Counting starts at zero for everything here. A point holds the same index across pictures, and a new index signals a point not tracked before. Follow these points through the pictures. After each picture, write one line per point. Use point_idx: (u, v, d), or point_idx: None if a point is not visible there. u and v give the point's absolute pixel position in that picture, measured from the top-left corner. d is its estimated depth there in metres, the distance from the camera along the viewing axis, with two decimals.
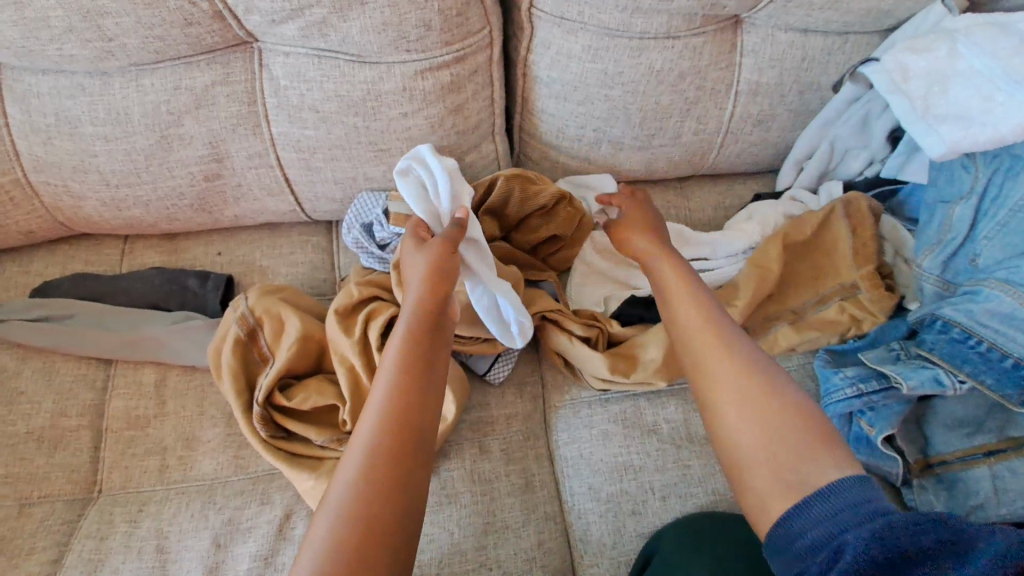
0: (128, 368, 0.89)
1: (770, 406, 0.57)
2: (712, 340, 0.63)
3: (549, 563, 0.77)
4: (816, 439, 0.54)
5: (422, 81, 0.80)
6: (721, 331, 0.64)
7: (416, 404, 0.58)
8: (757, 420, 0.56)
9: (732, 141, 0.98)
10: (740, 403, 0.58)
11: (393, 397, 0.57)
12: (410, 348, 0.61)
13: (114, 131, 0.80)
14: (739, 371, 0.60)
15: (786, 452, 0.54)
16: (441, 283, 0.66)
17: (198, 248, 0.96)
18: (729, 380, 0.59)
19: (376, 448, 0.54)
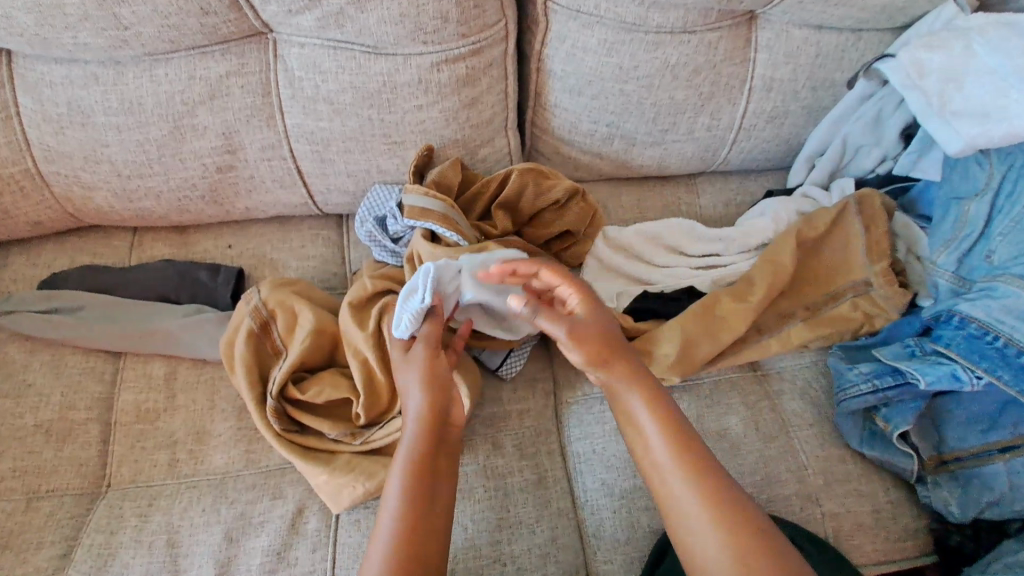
0: (137, 361, 0.88)
1: (726, 517, 0.59)
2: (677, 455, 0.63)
3: (563, 559, 0.77)
4: (775, 559, 0.56)
5: (438, 73, 0.80)
6: (679, 439, 0.64)
7: (430, 498, 0.63)
8: (715, 531, 0.58)
9: (744, 137, 0.98)
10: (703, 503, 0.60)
11: (410, 512, 0.60)
12: (419, 464, 0.64)
13: (126, 121, 0.80)
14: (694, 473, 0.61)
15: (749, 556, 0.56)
16: (439, 394, 0.69)
17: (208, 241, 0.96)
18: (688, 489, 0.61)
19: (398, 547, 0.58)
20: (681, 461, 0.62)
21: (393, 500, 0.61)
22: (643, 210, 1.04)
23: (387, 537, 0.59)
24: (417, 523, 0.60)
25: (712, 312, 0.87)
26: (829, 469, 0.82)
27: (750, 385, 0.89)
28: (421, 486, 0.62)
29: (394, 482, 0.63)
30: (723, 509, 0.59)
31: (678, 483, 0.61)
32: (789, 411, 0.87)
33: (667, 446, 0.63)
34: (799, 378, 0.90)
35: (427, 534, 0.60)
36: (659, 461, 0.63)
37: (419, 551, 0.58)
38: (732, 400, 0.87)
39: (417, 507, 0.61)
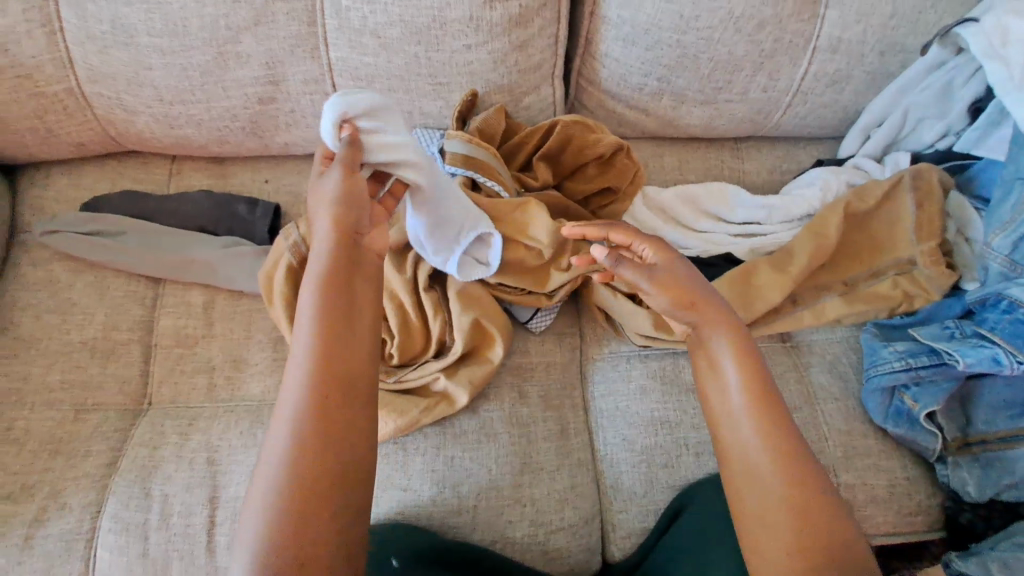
0: (178, 288, 0.90)
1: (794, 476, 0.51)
2: (750, 415, 0.54)
3: (580, 505, 0.80)
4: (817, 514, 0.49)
5: (490, 12, 0.77)
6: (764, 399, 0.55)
7: (345, 367, 0.49)
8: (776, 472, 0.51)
9: (801, 101, 0.94)
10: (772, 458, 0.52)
11: (317, 354, 0.49)
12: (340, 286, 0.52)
13: (170, 44, 0.77)
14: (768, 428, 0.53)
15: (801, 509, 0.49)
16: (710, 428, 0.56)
17: (246, 174, 0.96)
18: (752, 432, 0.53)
19: (304, 426, 0.46)
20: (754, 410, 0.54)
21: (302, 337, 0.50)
22: (684, 171, 1.02)
23: (288, 412, 0.47)
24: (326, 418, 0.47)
25: (749, 281, 0.86)
26: (849, 442, 0.82)
27: (778, 355, 0.89)
28: (321, 435, 0.46)
29: (294, 364, 0.49)
30: (794, 485, 0.51)
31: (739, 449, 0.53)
32: (815, 383, 0.87)
33: (750, 423, 0.53)
34: (829, 352, 0.90)
35: (316, 544, 0.43)
36: (739, 402, 0.55)
37: (335, 443, 0.47)
38: None
39: (303, 488, 0.44)
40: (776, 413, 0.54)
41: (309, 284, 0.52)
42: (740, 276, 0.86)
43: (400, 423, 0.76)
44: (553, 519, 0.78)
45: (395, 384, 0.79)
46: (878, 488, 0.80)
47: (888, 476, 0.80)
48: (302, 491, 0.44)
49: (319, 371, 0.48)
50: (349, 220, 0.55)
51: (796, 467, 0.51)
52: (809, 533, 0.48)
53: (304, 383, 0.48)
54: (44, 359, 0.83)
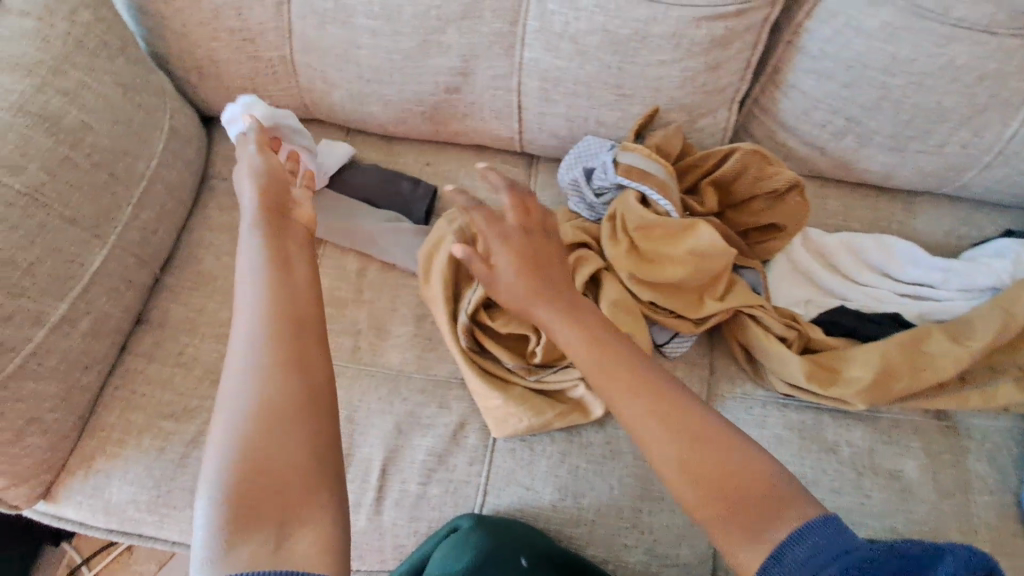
0: (335, 251, 0.95)
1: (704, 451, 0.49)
2: (647, 406, 0.52)
3: (698, 545, 0.76)
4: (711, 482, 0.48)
5: (696, 30, 0.75)
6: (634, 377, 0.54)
7: (286, 291, 0.53)
8: (691, 447, 0.50)
9: (1002, 163, 0.86)
10: (671, 434, 0.51)
11: (264, 273, 0.54)
12: (265, 220, 0.59)
13: (382, 27, 0.83)
14: (654, 398, 0.53)
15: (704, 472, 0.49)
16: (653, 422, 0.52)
17: (410, 155, 1.00)
18: (640, 416, 0.52)
19: (263, 339, 0.49)
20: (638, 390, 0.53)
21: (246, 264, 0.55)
22: (848, 218, 0.96)
23: (238, 335, 0.50)
24: (276, 334, 0.50)
25: (918, 348, 0.80)
26: (1005, 542, 0.75)
27: (934, 434, 0.82)
28: (293, 377, 0.48)
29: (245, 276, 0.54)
30: (721, 466, 0.49)
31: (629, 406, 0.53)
32: (972, 471, 0.79)
33: (655, 420, 0.51)
34: (992, 441, 0.82)
35: (285, 472, 0.45)
36: (568, 347, 0.58)
37: (298, 359, 0.49)
38: (909, 442, 0.81)
39: (274, 422, 0.46)
40: (628, 363, 0.55)
41: (251, 240, 0.57)
42: (908, 339, 0.80)
43: (536, 421, 0.77)
44: (670, 552, 0.75)
45: (533, 381, 0.80)
46: None
47: None
48: (262, 415, 0.46)
49: (276, 315, 0.51)
50: (278, 193, 0.62)
51: (720, 448, 0.50)
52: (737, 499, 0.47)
53: (262, 323, 0.50)
54: (217, 297, 0.91)
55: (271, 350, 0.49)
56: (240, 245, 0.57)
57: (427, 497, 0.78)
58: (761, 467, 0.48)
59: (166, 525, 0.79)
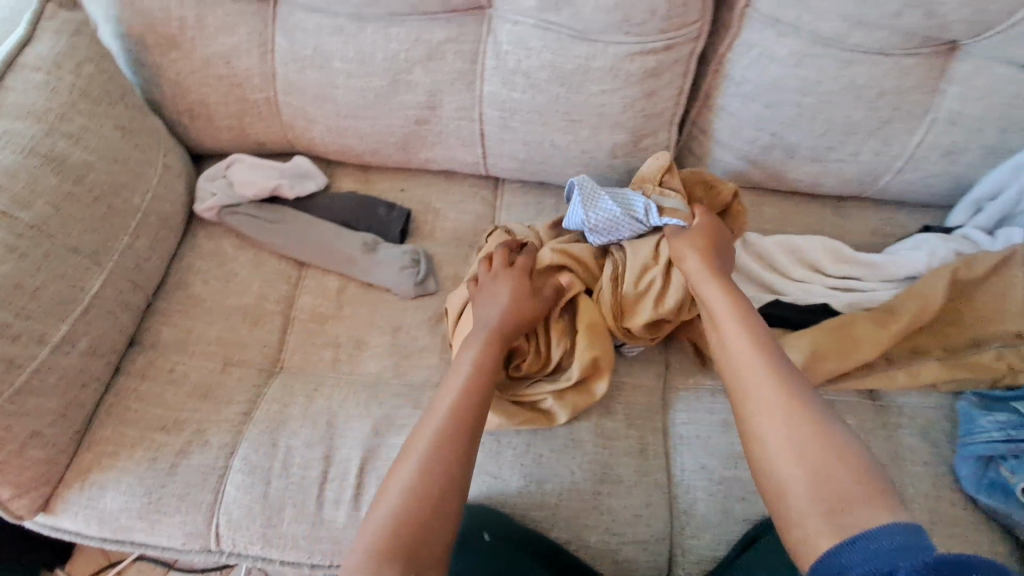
0: (318, 272, 1.03)
1: (838, 450, 0.56)
2: (787, 402, 0.61)
3: (653, 523, 0.85)
4: (864, 482, 0.54)
5: (630, 63, 0.86)
6: (776, 374, 0.64)
7: (473, 407, 0.69)
8: (835, 458, 0.56)
9: (911, 168, 0.97)
10: (806, 437, 0.58)
11: (460, 400, 0.70)
12: (502, 354, 0.78)
13: (356, 69, 0.93)
14: (785, 406, 0.61)
15: (838, 465, 0.55)
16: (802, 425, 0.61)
17: (385, 182, 1.10)
18: (776, 429, 0.60)
19: (442, 441, 0.65)
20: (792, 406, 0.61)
21: (446, 401, 0.70)
22: (784, 222, 1.06)
23: (418, 445, 0.65)
24: (441, 437, 0.65)
25: (845, 333, 0.89)
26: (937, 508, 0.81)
27: (867, 412, 0.89)
28: (452, 443, 0.65)
29: (444, 400, 0.70)
30: (860, 480, 0.54)
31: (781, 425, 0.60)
32: (904, 445, 0.86)
33: (796, 420, 0.59)
34: (921, 417, 0.88)
35: (418, 545, 0.57)
36: (746, 365, 0.66)
37: (456, 464, 0.63)
38: (845, 421, 0.89)
39: (417, 502, 0.59)
40: (780, 379, 0.63)
41: (470, 355, 0.77)
42: (833, 326, 0.89)
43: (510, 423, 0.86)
44: (627, 531, 0.84)
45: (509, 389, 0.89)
46: None
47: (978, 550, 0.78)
48: (416, 500, 0.59)
49: (459, 422, 0.67)
50: (510, 331, 0.82)
51: (837, 453, 0.56)
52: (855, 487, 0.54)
53: (441, 432, 0.66)
54: (207, 317, 0.98)
55: (439, 464, 0.62)
56: (451, 385, 0.72)
57: None
58: (901, 517, 0.51)
59: (154, 531, 0.83)
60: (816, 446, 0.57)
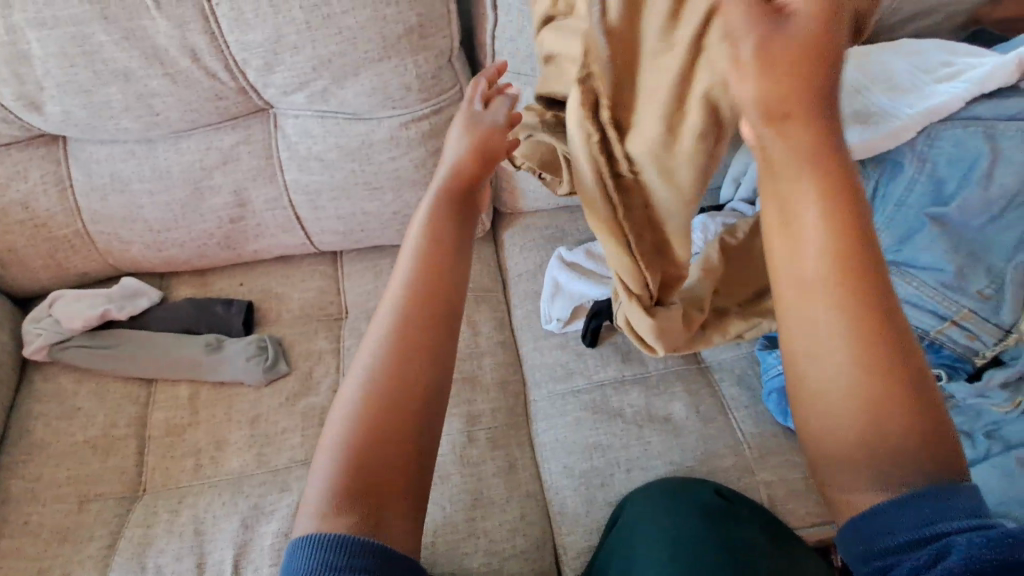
0: (167, 384, 1.03)
1: (883, 360, 0.42)
2: (844, 309, 0.42)
3: (531, 532, 0.90)
4: (916, 420, 0.41)
5: (406, 130, 0.97)
6: (856, 281, 0.42)
7: (416, 367, 0.52)
8: (851, 363, 0.42)
9: None
10: (851, 342, 0.42)
11: (381, 365, 0.51)
12: (419, 316, 0.54)
13: (157, 185, 0.98)
14: (861, 330, 0.42)
15: (896, 413, 0.41)
16: (806, 283, 0.43)
17: (224, 281, 1.13)
18: (841, 347, 0.42)
19: (370, 403, 0.50)
20: (845, 314, 0.42)
21: (363, 358, 0.53)
22: None
23: (333, 425, 0.50)
24: (386, 404, 0.50)
25: None
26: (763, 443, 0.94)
27: (693, 375, 1.02)
28: (390, 431, 0.49)
29: (374, 335, 0.53)
30: (882, 384, 0.41)
31: (918, 393, 0.41)
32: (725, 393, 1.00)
33: (845, 344, 0.42)
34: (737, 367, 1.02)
35: (380, 497, 0.47)
36: (797, 285, 0.44)
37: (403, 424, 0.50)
38: (675, 389, 1.00)
39: (379, 461, 0.48)
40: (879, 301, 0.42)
41: (393, 288, 0.56)
42: None
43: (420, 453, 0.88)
44: (506, 546, 0.89)
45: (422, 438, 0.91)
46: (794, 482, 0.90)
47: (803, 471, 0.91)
48: (353, 465, 0.47)
49: (387, 385, 0.51)
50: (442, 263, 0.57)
51: (921, 392, 0.42)
52: (921, 439, 0.41)
53: (369, 390, 0.50)
54: (52, 460, 0.95)
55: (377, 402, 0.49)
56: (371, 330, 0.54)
57: None
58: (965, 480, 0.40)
59: None
60: (849, 356, 0.42)
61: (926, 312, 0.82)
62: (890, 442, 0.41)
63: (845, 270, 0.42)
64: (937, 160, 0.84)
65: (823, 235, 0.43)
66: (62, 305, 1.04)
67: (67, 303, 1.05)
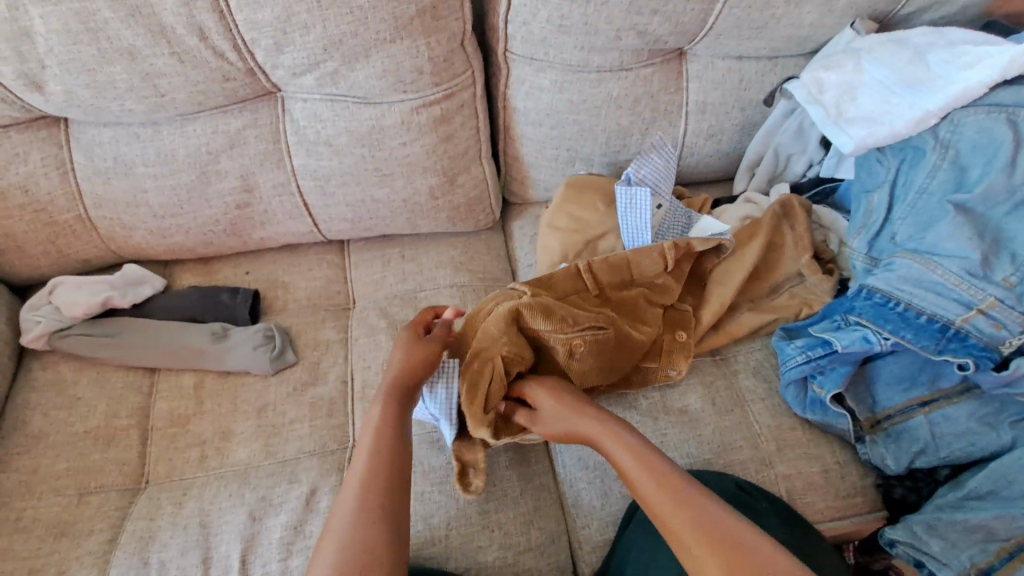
0: (171, 374, 1.00)
1: (714, 520, 0.61)
2: (683, 514, 0.63)
3: (546, 525, 0.88)
4: (723, 552, 0.58)
5: (418, 115, 0.95)
6: (698, 519, 0.61)
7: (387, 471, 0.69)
8: (707, 537, 0.59)
9: (689, 153, 1.12)
10: (704, 526, 0.61)
11: (370, 458, 0.70)
12: (392, 415, 0.75)
13: (161, 169, 0.95)
14: (708, 535, 0.60)
15: (724, 542, 0.59)
16: (675, 498, 0.64)
17: (229, 269, 1.11)
18: (691, 498, 0.64)
19: (366, 488, 0.67)
20: (704, 539, 0.59)
21: (363, 449, 0.71)
22: None
23: (347, 496, 0.66)
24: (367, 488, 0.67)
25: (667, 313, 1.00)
26: (780, 435, 0.90)
27: (708, 368, 0.98)
28: (377, 498, 0.66)
29: (362, 455, 0.71)
30: (722, 526, 0.60)
31: (751, 545, 0.58)
32: (743, 386, 0.96)
33: (710, 553, 0.58)
34: (752, 359, 0.99)
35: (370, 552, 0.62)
36: (663, 512, 0.64)
37: (385, 486, 0.67)
38: (691, 382, 0.97)
39: (367, 526, 0.63)
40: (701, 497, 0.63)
41: (379, 402, 0.77)
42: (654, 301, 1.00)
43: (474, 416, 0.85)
44: (520, 539, 0.87)
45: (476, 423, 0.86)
46: (814, 475, 0.87)
47: (822, 463, 0.88)
48: (353, 538, 0.62)
49: (374, 465, 0.69)
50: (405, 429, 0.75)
51: (719, 528, 0.60)
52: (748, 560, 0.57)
53: (359, 474, 0.68)
54: (51, 451, 0.92)
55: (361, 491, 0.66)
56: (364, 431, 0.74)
57: (290, 570, 0.81)
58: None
59: None
60: (707, 549, 0.59)
61: (952, 301, 0.81)
62: (744, 557, 0.57)
63: (674, 495, 0.64)
64: (958, 148, 0.86)
65: (666, 496, 0.65)
66: (63, 290, 1.02)
67: (68, 288, 1.02)
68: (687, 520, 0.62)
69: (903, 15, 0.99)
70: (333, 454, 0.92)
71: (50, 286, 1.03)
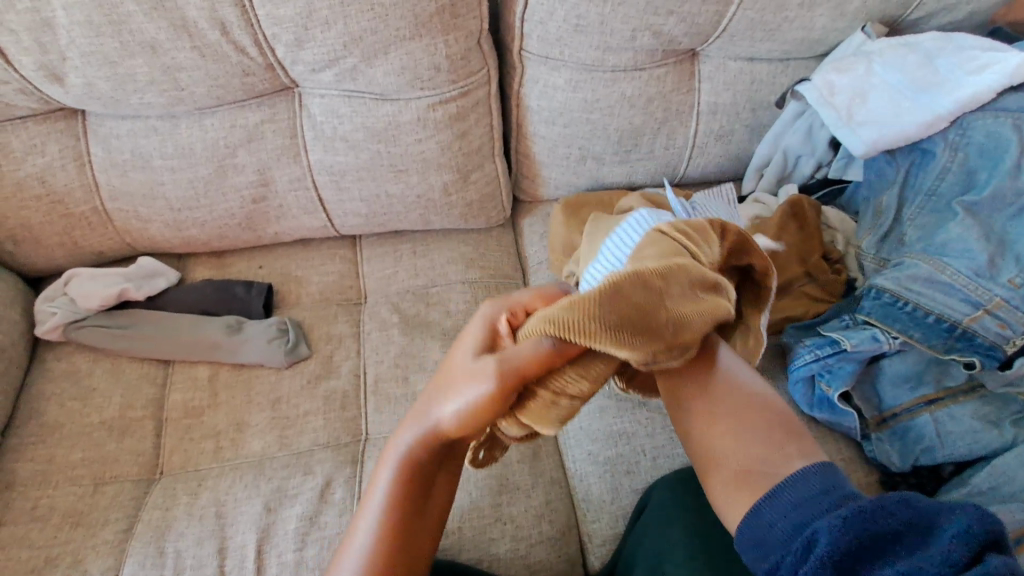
0: (185, 366, 1.01)
1: (746, 422, 0.58)
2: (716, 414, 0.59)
3: (557, 518, 0.90)
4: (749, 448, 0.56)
5: (433, 112, 0.96)
6: (735, 415, 0.59)
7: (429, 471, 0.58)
8: (734, 432, 0.57)
9: (698, 153, 1.13)
10: (735, 427, 0.58)
11: (413, 463, 0.57)
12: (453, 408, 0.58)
13: (179, 163, 0.96)
14: (738, 428, 0.58)
15: (752, 442, 0.56)
16: (709, 397, 0.61)
17: (242, 263, 1.12)
18: (730, 403, 0.60)
19: (400, 499, 0.56)
20: (731, 432, 0.57)
21: (404, 441, 0.58)
22: None
23: (381, 488, 0.57)
24: (406, 501, 0.57)
25: None
26: None
27: None
28: (419, 511, 0.57)
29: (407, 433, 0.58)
30: (754, 433, 0.57)
31: (777, 450, 0.56)
32: None
33: (734, 444, 0.56)
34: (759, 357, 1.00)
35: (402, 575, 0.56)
36: (694, 406, 0.61)
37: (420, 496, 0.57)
38: None
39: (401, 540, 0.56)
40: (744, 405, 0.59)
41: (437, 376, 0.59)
42: None
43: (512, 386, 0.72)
44: (531, 532, 0.88)
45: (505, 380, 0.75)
46: None
47: (827, 459, 0.89)
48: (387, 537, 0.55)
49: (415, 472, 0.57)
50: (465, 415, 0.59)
51: (760, 432, 0.57)
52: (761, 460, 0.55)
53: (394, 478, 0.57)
54: (67, 441, 0.93)
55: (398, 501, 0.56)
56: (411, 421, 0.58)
57: (306, 560, 0.82)
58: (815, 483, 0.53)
59: None
60: (734, 439, 0.57)
61: (960, 301, 0.83)
62: (759, 457, 0.56)
63: (711, 396, 0.60)
64: (968, 150, 0.89)
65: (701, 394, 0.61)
66: (79, 281, 1.03)
67: (84, 279, 1.03)
68: (720, 412, 0.59)
69: (913, 19, 1.00)
70: (347, 446, 0.93)
71: (67, 277, 1.04)
